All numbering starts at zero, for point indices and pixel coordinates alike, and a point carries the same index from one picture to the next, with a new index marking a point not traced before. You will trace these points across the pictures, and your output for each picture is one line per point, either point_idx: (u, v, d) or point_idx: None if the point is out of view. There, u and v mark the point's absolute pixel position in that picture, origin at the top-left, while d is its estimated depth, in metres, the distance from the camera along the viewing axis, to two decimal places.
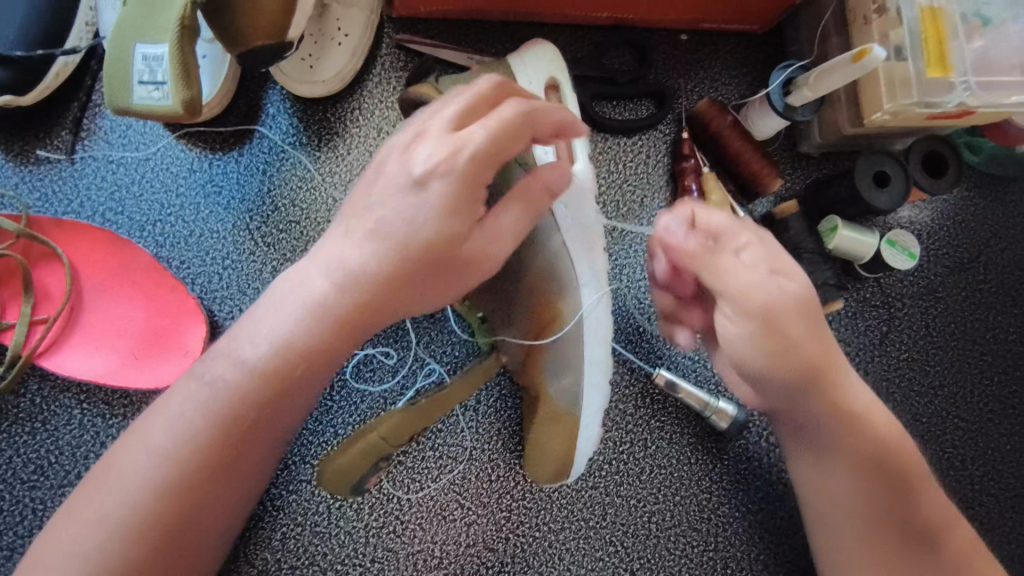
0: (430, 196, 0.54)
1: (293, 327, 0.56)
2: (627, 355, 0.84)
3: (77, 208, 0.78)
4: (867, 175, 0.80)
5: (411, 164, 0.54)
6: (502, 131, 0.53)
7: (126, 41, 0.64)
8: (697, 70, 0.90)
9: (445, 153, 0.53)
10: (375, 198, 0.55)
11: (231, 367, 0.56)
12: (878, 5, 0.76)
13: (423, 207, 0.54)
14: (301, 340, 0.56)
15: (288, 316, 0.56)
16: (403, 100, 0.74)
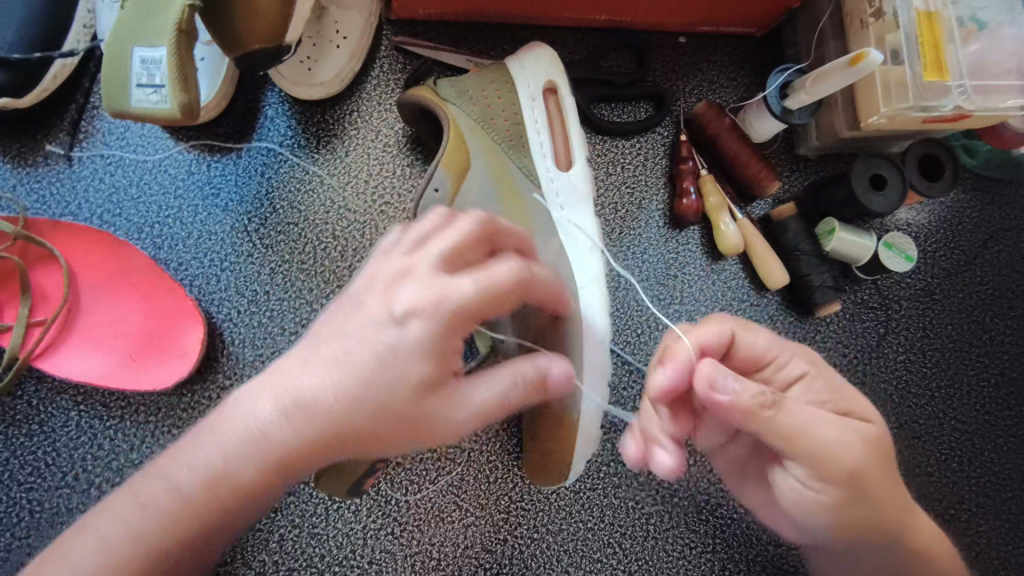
0: (409, 326, 0.52)
1: (229, 460, 0.53)
2: (625, 357, 0.84)
3: (75, 209, 0.78)
4: (863, 178, 0.80)
5: (394, 301, 0.53)
6: (491, 290, 0.52)
7: (123, 44, 0.64)
8: (695, 72, 0.90)
9: (422, 287, 0.52)
10: (362, 318, 0.53)
11: (172, 477, 0.54)
12: (874, 9, 0.77)
13: (403, 345, 0.52)
14: (249, 471, 0.53)
15: (229, 446, 0.53)
16: (402, 103, 0.76)
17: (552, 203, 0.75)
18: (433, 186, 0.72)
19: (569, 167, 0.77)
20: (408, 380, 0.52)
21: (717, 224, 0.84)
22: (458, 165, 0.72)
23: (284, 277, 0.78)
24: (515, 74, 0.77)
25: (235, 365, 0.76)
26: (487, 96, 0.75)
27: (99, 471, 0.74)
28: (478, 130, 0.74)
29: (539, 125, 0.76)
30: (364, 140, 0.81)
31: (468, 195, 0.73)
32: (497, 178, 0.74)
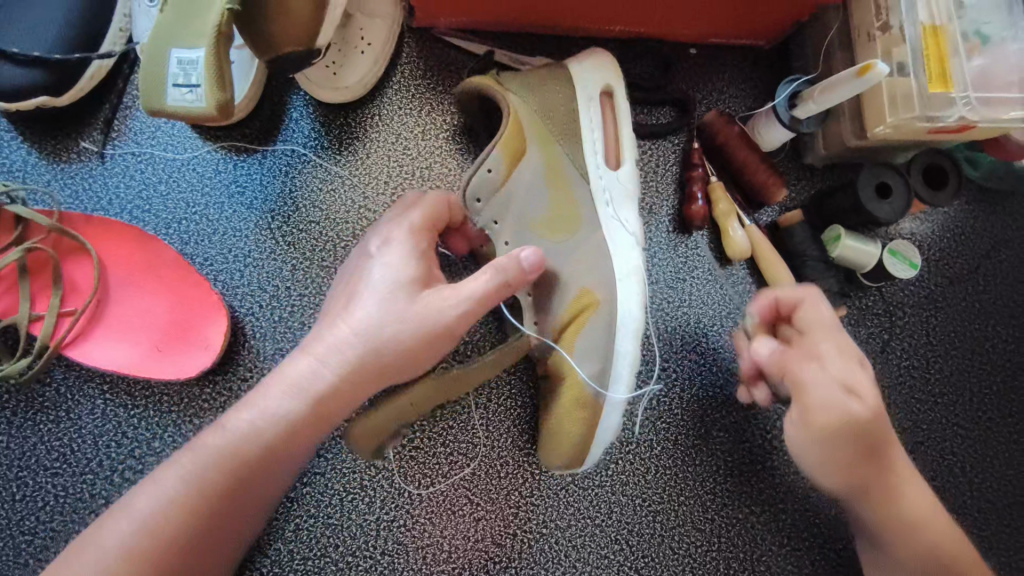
0: (412, 281, 0.64)
1: (272, 415, 0.61)
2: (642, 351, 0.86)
3: (106, 205, 0.81)
4: (868, 187, 0.83)
5: (392, 274, 0.65)
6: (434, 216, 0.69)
7: (162, 46, 0.67)
8: (705, 82, 0.93)
9: (412, 259, 0.66)
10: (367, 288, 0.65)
11: (224, 443, 0.60)
12: (881, 23, 0.80)
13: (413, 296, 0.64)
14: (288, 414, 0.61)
15: (273, 405, 0.62)
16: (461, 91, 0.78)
17: (599, 199, 0.77)
18: (487, 167, 0.74)
19: (618, 166, 0.78)
20: (426, 318, 0.62)
21: (725, 229, 0.86)
22: (515, 152, 0.76)
23: (304, 274, 0.81)
24: (574, 73, 0.79)
25: (257, 357, 0.79)
26: (546, 92, 0.78)
27: (122, 458, 0.76)
28: (535, 123, 0.77)
29: (593, 125, 0.78)
30: (385, 142, 0.84)
31: (519, 182, 0.77)
32: (548, 171, 0.77)
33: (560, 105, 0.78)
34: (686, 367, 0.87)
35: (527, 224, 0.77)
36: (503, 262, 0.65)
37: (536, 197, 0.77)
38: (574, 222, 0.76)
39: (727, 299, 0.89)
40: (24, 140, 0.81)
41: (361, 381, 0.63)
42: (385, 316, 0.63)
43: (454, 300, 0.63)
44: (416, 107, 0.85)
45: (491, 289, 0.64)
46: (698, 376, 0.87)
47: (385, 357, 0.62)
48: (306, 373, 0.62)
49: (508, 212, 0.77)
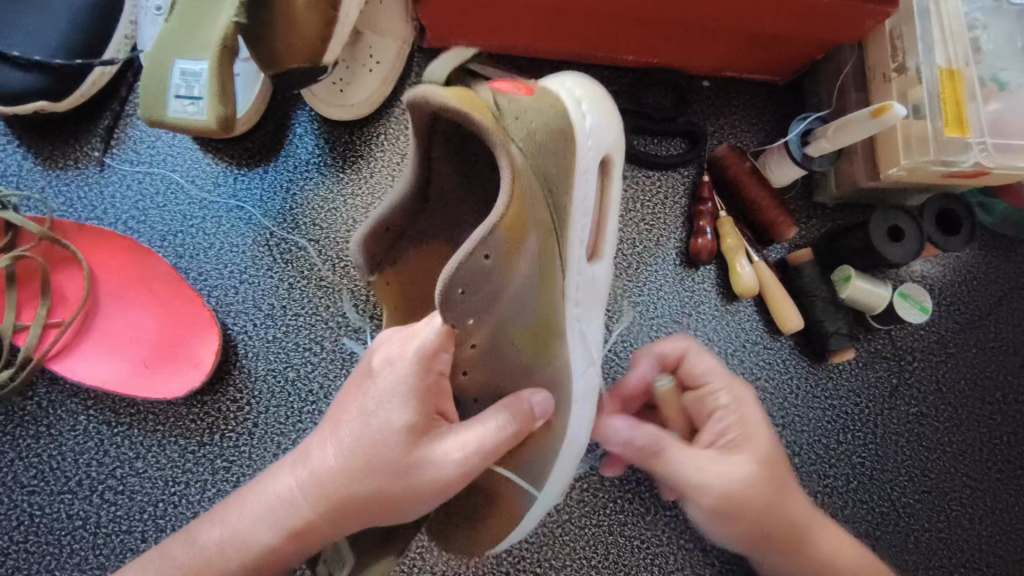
0: (408, 433, 0.55)
1: (247, 534, 0.57)
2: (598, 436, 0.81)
3: (101, 214, 0.79)
4: (880, 228, 0.81)
5: (386, 422, 0.55)
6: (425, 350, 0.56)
7: (168, 58, 0.65)
8: (716, 114, 0.92)
9: (411, 397, 0.55)
10: (353, 421, 0.56)
11: (194, 548, 0.59)
12: (898, 64, 0.78)
13: (411, 454, 0.55)
14: (261, 546, 0.57)
15: (249, 521, 0.58)
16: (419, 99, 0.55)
17: (571, 298, 0.68)
18: (484, 252, 0.54)
19: (594, 259, 0.70)
20: (410, 480, 0.54)
21: (732, 265, 0.85)
22: (521, 233, 0.57)
23: (301, 293, 0.78)
24: (579, 129, 0.65)
25: (247, 377, 0.76)
26: (546, 153, 0.61)
27: (102, 478, 0.73)
28: (535, 194, 0.60)
29: (587, 208, 0.67)
30: (390, 162, 0.82)
31: (515, 282, 0.59)
32: (541, 265, 0.62)
33: (559, 181, 0.63)
34: None
35: (507, 334, 0.61)
36: (512, 403, 0.58)
37: (528, 298, 0.61)
38: (556, 332, 0.65)
39: (732, 335, 0.87)
40: (21, 144, 0.79)
41: (338, 525, 0.56)
42: (376, 458, 0.54)
43: (453, 455, 0.55)
44: None
45: (507, 430, 0.57)
46: None
47: (370, 503, 0.55)
48: (282, 501, 0.57)
49: (489, 313, 0.58)
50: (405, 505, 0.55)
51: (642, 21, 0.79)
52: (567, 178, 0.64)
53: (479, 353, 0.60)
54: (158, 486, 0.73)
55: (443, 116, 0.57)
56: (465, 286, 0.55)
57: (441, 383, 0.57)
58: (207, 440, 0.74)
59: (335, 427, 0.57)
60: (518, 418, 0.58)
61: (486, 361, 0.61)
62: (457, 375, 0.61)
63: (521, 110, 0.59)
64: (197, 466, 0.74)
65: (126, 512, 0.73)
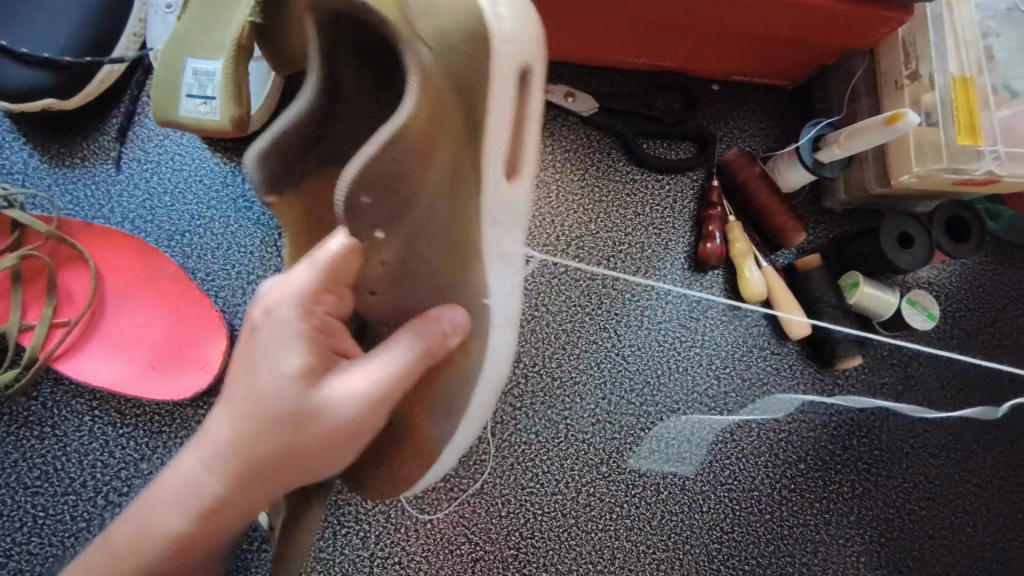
0: (305, 373, 0.48)
1: (157, 524, 0.50)
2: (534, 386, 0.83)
3: (107, 213, 0.78)
4: (890, 234, 0.81)
5: (279, 372, 0.48)
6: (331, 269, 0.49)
7: (179, 57, 0.65)
8: (726, 119, 0.91)
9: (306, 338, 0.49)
10: (246, 383, 0.48)
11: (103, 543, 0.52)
12: (910, 72, 0.78)
13: (316, 394, 0.48)
14: (168, 534, 0.49)
15: (157, 506, 0.50)
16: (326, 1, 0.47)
17: (491, 222, 0.60)
18: (393, 156, 0.47)
19: (512, 178, 0.60)
20: (312, 419, 0.48)
21: (740, 270, 0.85)
22: (431, 138, 0.51)
23: None
24: (493, 30, 0.55)
25: None
26: (460, 49, 0.54)
27: (107, 479, 0.72)
28: (448, 93, 0.54)
29: (503, 116, 0.57)
30: None
31: (427, 179, 0.53)
32: (457, 170, 0.57)
33: (481, 86, 0.56)
34: (696, 412, 0.84)
35: (418, 248, 0.56)
36: (421, 329, 0.54)
37: (440, 206, 0.56)
38: (471, 249, 0.59)
39: (740, 341, 0.87)
40: (27, 141, 0.78)
41: (253, 491, 0.49)
42: (279, 411, 0.48)
43: (361, 385, 0.50)
44: None
45: (412, 352, 0.53)
46: (709, 422, 0.84)
47: (277, 458, 0.48)
48: (188, 482, 0.49)
49: (390, 228, 0.52)
50: (322, 451, 0.49)
51: (654, 26, 0.78)
52: (486, 89, 0.56)
53: (392, 267, 0.56)
54: None
55: (347, 20, 0.48)
56: (370, 194, 0.48)
57: (331, 320, 0.52)
58: None
59: (227, 390, 0.49)
60: (424, 345, 0.53)
61: (392, 285, 0.57)
62: (363, 293, 0.58)
63: (430, 3, 0.54)
64: None
65: None
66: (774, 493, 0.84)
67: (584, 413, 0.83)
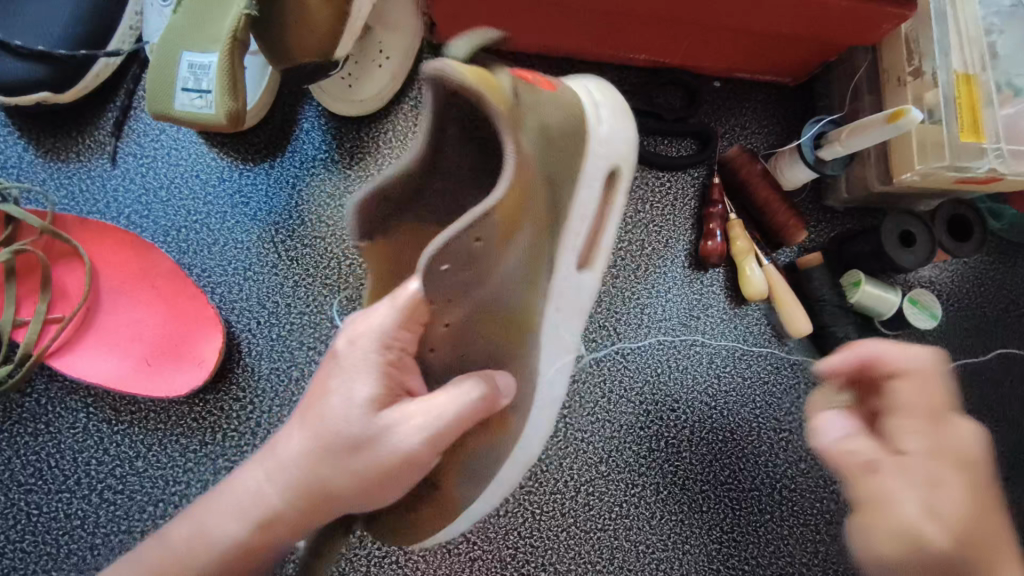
0: (368, 402, 0.53)
1: (221, 529, 0.55)
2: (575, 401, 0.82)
3: (103, 208, 0.77)
4: (892, 235, 0.80)
5: (348, 397, 0.53)
6: (405, 313, 0.54)
7: (174, 51, 0.65)
8: (728, 116, 0.91)
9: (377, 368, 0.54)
10: (317, 406, 0.54)
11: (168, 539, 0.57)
12: (913, 68, 0.77)
13: (376, 424, 0.53)
14: (229, 539, 0.55)
15: (222, 511, 0.56)
16: (437, 80, 0.51)
17: (553, 299, 0.69)
18: (476, 235, 0.52)
19: (584, 268, 0.71)
20: (371, 449, 0.52)
21: (742, 269, 0.84)
22: (515, 228, 0.56)
23: (306, 290, 0.77)
24: (592, 135, 0.66)
25: (251, 376, 0.75)
26: (557, 142, 0.61)
27: (102, 477, 0.72)
28: (538, 185, 0.59)
29: (586, 214, 0.68)
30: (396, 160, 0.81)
31: (502, 265, 0.58)
32: (532, 255, 0.62)
33: (560, 172, 0.63)
34: (696, 411, 0.84)
35: (482, 315, 0.59)
36: (484, 386, 0.56)
37: (515, 280, 0.61)
38: (527, 327, 0.65)
39: (740, 338, 0.86)
40: (22, 135, 0.78)
41: (309, 511, 0.53)
42: (342, 433, 0.52)
43: (418, 427, 0.52)
44: None
45: (473, 404, 0.54)
46: (709, 421, 0.84)
47: (331, 482, 0.52)
48: (252, 493, 0.55)
49: (467, 293, 0.56)
50: (372, 483, 0.52)
51: (655, 21, 0.78)
52: (574, 176, 0.65)
53: (454, 330, 0.58)
54: (158, 485, 0.72)
55: (458, 99, 0.53)
56: (451, 263, 0.52)
57: (407, 361, 0.56)
58: (209, 439, 0.73)
59: (300, 411, 0.56)
60: (483, 397, 0.56)
61: (455, 344, 0.60)
62: (424, 351, 0.59)
63: (539, 103, 0.59)
64: (199, 465, 0.73)
65: (126, 512, 0.71)
66: (773, 493, 0.83)
67: (584, 411, 0.82)
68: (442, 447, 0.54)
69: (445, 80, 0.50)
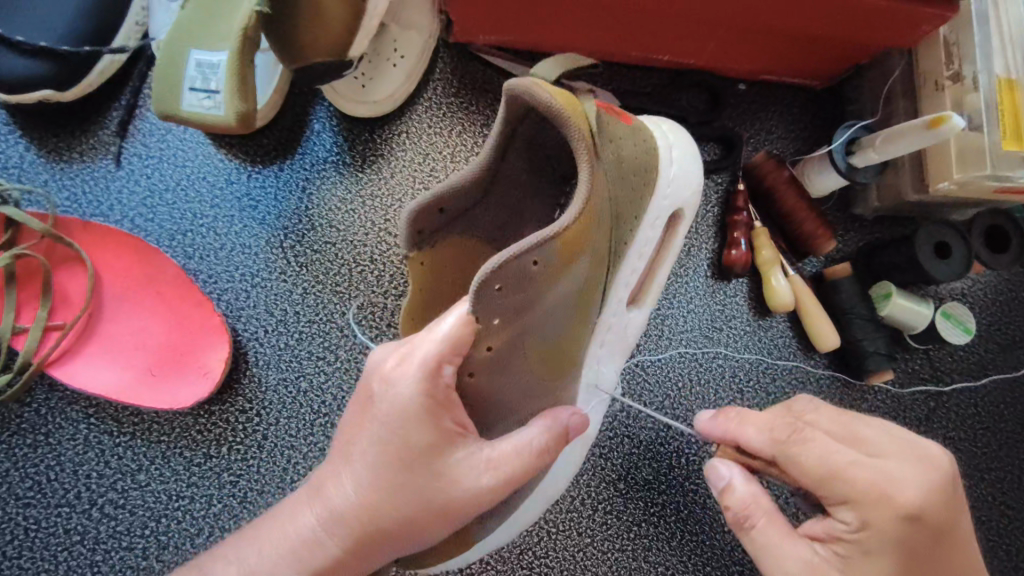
0: (426, 449, 0.52)
1: (280, 572, 0.56)
2: (617, 423, 0.79)
3: (106, 211, 0.75)
4: (927, 245, 0.77)
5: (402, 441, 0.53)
6: (456, 341, 0.52)
7: (181, 48, 0.62)
8: (753, 120, 0.87)
9: (421, 415, 0.52)
10: (365, 452, 0.54)
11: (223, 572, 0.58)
12: (952, 72, 0.74)
13: (435, 470, 0.53)
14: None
15: (277, 553, 0.56)
16: (513, 92, 0.55)
17: (599, 336, 0.68)
18: (533, 258, 0.52)
19: (632, 306, 0.71)
20: (434, 497, 0.53)
21: (766, 279, 0.81)
22: (575, 251, 0.55)
23: (315, 299, 0.74)
24: (663, 177, 0.67)
25: (258, 387, 0.72)
26: (627, 177, 0.62)
27: (103, 491, 0.69)
28: (603, 218, 0.59)
29: (643, 254, 0.68)
30: (411, 163, 0.78)
31: (554, 292, 0.56)
32: (584, 289, 0.60)
33: (627, 213, 0.64)
34: None
35: (524, 344, 0.57)
36: (547, 424, 0.56)
37: (561, 311, 0.59)
38: (569, 356, 0.63)
39: (764, 351, 0.83)
40: (24, 135, 0.75)
41: (364, 555, 0.54)
42: (399, 481, 0.53)
43: (483, 474, 0.53)
44: (447, 126, 0.78)
45: (536, 446, 0.55)
46: None
47: (390, 528, 0.53)
48: (301, 538, 0.55)
49: (517, 317, 0.54)
50: (433, 528, 0.54)
51: (683, 21, 0.74)
52: (637, 216, 0.66)
53: (496, 358, 0.55)
54: (161, 500, 0.69)
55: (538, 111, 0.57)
56: (503, 284, 0.52)
57: (452, 397, 0.53)
58: (214, 453, 0.70)
59: (346, 453, 0.55)
60: (546, 438, 0.55)
61: (496, 373, 0.56)
62: (462, 376, 0.55)
63: (615, 135, 0.61)
64: (203, 480, 0.70)
65: (127, 528, 0.69)
66: None
67: (601, 426, 0.79)
68: (509, 490, 0.54)
69: (521, 91, 0.54)
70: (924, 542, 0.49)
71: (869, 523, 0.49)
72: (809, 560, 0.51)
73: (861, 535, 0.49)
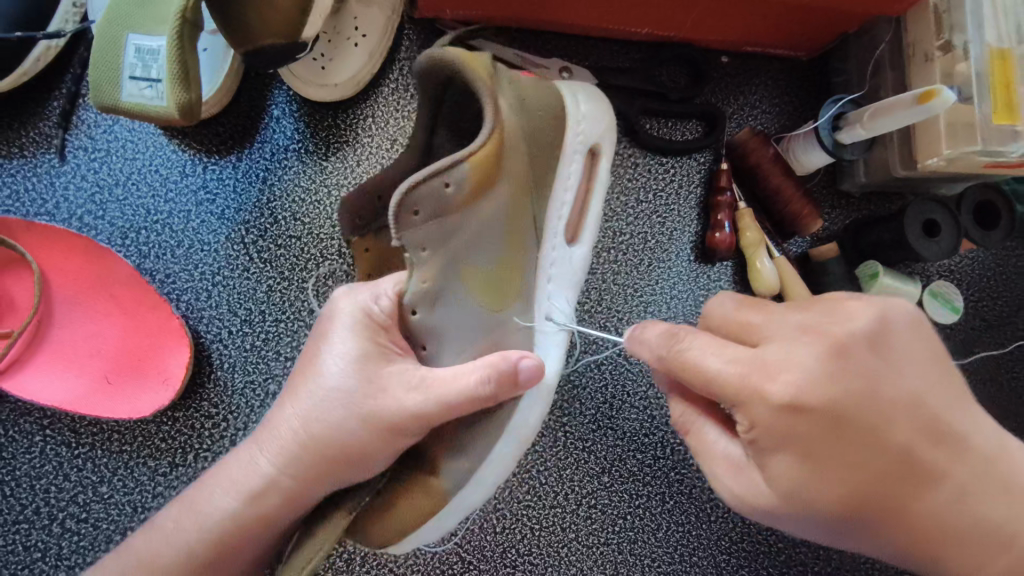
0: (360, 359, 0.53)
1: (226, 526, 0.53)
2: (592, 410, 0.76)
3: (52, 209, 0.70)
4: (915, 223, 0.74)
5: (336, 357, 0.54)
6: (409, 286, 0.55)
7: (118, 33, 0.57)
8: (736, 95, 0.84)
9: (360, 327, 0.54)
10: (309, 377, 0.54)
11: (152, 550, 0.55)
12: (943, 41, 0.69)
13: (370, 379, 0.52)
14: (221, 515, 0.54)
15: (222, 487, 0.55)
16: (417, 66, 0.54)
17: (544, 271, 0.62)
18: (444, 180, 0.53)
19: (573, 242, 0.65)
20: (372, 410, 0.51)
21: (751, 262, 0.77)
22: (491, 176, 0.55)
23: (281, 296, 0.70)
24: (574, 113, 0.63)
25: (224, 392, 0.69)
26: (536, 116, 0.59)
27: (63, 505, 0.66)
28: (518, 151, 0.58)
29: (569, 185, 0.63)
30: (378, 148, 0.73)
31: (482, 218, 0.56)
32: (512, 220, 0.58)
33: (546, 148, 0.61)
34: None
35: (459, 271, 0.56)
36: (491, 360, 0.52)
37: (493, 238, 0.57)
38: (516, 291, 0.59)
39: None
40: None
41: (316, 485, 0.52)
42: (334, 394, 0.53)
43: (413, 389, 0.52)
44: (414, 109, 0.74)
45: (474, 380, 0.51)
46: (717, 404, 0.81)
47: (321, 446, 0.52)
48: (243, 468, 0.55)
49: (444, 244, 0.55)
50: (376, 456, 0.52)
51: None
52: (556, 151, 0.62)
53: (433, 288, 0.55)
54: (125, 513, 0.67)
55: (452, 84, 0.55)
56: (423, 211, 0.53)
57: (389, 321, 0.55)
58: (179, 461, 0.67)
59: (293, 389, 0.55)
60: (495, 369, 0.52)
61: (437, 306, 0.55)
62: (407, 315, 0.55)
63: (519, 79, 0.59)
64: (169, 489, 0.67)
65: (90, 543, 0.66)
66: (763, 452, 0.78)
67: (585, 418, 0.76)
68: (444, 412, 0.52)
69: (430, 63, 0.52)
70: (859, 474, 0.44)
71: (756, 423, 0.45)
72: (734, 457, 0.49)
73: (753, 435, 0.45)
